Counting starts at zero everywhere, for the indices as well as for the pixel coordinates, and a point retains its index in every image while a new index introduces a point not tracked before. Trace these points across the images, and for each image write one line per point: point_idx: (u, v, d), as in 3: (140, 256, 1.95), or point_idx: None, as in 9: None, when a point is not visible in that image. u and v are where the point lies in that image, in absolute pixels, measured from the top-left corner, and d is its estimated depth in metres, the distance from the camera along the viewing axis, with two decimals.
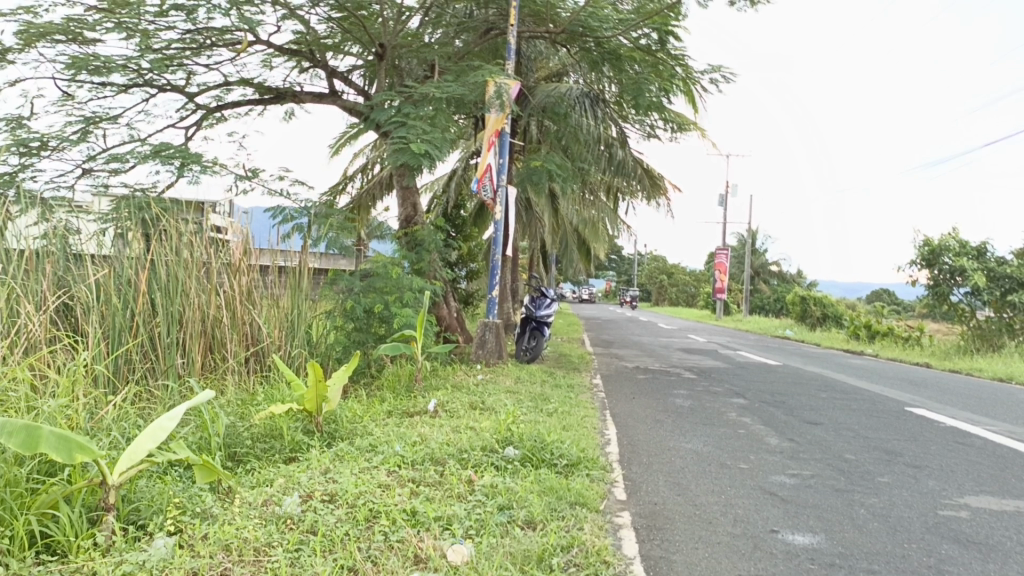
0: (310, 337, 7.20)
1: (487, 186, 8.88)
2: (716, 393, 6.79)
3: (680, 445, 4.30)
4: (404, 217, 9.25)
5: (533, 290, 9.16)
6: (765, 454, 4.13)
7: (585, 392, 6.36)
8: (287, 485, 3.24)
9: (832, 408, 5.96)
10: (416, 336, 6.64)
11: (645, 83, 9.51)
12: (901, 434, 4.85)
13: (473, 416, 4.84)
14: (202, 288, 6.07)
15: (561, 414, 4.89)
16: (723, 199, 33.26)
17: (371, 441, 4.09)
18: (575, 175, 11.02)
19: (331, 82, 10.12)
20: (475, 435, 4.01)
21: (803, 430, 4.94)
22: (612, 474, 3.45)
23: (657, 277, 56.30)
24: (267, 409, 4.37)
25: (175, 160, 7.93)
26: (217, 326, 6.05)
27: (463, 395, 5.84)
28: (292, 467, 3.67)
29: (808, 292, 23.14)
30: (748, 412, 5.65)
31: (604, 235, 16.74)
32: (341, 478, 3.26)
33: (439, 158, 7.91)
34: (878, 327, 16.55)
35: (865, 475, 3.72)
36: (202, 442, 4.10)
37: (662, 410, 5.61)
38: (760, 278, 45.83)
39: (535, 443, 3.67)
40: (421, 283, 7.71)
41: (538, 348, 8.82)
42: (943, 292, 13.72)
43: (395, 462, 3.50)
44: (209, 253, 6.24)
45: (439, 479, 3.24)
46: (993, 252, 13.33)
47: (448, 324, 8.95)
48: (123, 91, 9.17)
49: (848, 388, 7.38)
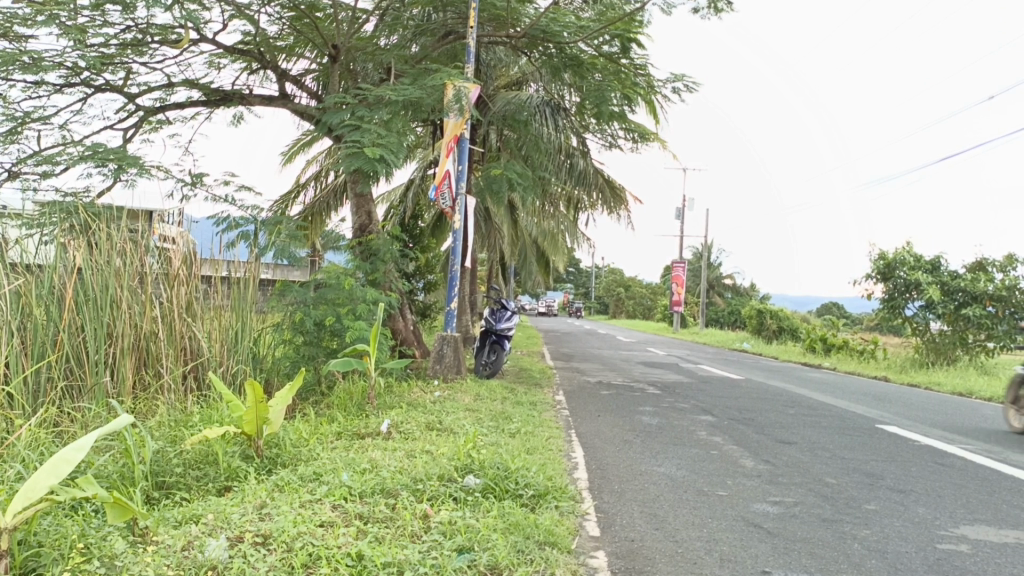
0: (257, 350, 6.70)
1: (444, 194, 8.55)
2: (683, 409, 6.55)
3: (652, 469, 4.01)
4: (358, 225, 8.85)
5: (494, 302, 8.79)
6: (743, 479, 3.87)
7: (548, 409, 6.05)
8: (213, 524, 2.85)
9: (803, 426, 5.75)
10: (370, 352, 6.23)
11: (608, 90, 9.29)
12: (878, 455, 4.65)
13: (429, 438, 4.48)
14: (136, 299, 5.62)
15: (523, 436, 4.57)
16: (680, 212, 33.48)
17: (315, 468, 3.70)
18: (535, 185, 10.72)
19: (282, 84, 9.70)
20: (433, 461, 3.66)
21: (778, 450, 4.70)
22: (582, 506, 3.13)
23: (614, 290, 56.49)
24: (201, 433, 3.93)
25: (111, 163, 7.42)
26: (152, 341, 5.58)
27: (419, 414, 5.47)
28: (222, 500, 3.28)
29: (765, 306, 23.23)
30: (719, 431, 5.40)
31: (564, 247, 16.54)
32: (276, 515, 2.87)
33: (395, 164, 7.56)
34: (834, 340, 16.65)
35: (851, 502, 3.49)
36: (123, 472, 3.68)
37: (629, 430, 5.32)
38: (715, 290, 46.28)
39: (498, 471, 3.34)
40: (375, 294, 7.31)
41: (498, 362, 8.51)
42: (898, 306, 13.82)
43: (341, 495, 3.12)
44: (143, 262, 5.74)
45: (391, 515, 2.88)
46: (946, 266, 13.48)
47: (404, 337, 8.55)
48: (58, 90, 8.61)
49: (814, 404, 7.21)
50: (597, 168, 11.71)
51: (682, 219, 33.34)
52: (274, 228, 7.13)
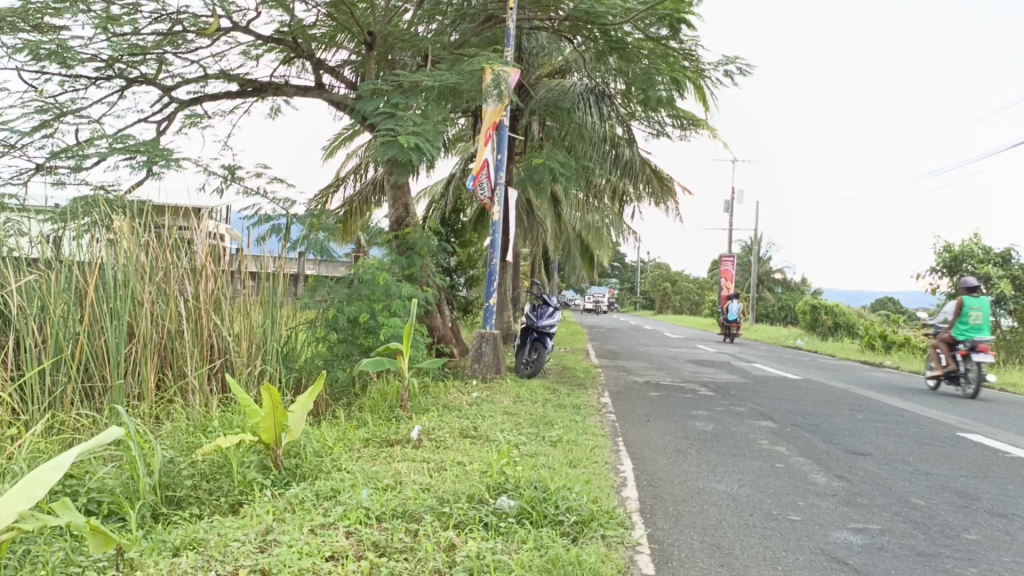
0: (285, 348, 6.40)
1: (483, 184, 8.23)
2: (740, 414, 6.05)
3: (711, 486, 3.56)
4: (395, 219, 8.51)
5: (535, 297, 8.39)
6: (816, 499, 3.38)
7: (593, 413, 5.62)
8: (203, 560, 2.53)
9: (875, 434, 5.21)
10: (403, 351, 5.84)
11: (656, 74, 8.76)
12: (967, 469, 4.10)
13: (463, 447, 4.11)
14: (161, 296, 5.36)
15: (565, 445, 4.16)
16: (728, 205, 32.55)
17: (333, 483, 3.35)
18: (579, 175, 10.25)
19: (318, 75, 9.43)
20: (463, 477, 3.27)
21: (851, 464, 4.19)
22: (633, 535, 2.71)
23: (660, 285, 55.64)
24: (213, 442, 3.64)
25: (140, 155, 7.23)
26: (175, 340, 5.32)
27: (454, 419, 5.10)
28: (225, 523, 2.96)
29: (819, 301, 22.29)
30: (782, 440, 4.90)
31: (609, 241, 16.03)
32: (275, 551, 2.50)
33: (431, 153, 7.19)
34: (894, 337, 15.79)
35: (947, 529, 2.98)
36: (128, 484, 3.47)
37: (683, 438, 4.86)
38: (764, 285, 45.12)
39: (536, 491, 2.93)
40: (411, 290, 6.94)
41: (540, 361, 8.09)
42: (965, 301, 12.96)
43: (357, 519, 2.77)
44: (168, 259, 5.45)
45: (411, 545, 2.52)
46: (1018, 259, 12.60)
47: (442, 335, 8.19)
48: (93, 83, 8.49)
49: (883, 408, 6.62)
50: (644, 158, 11.26)
51: (731, 211, 32.41)
52: (314, 223, 6.57)
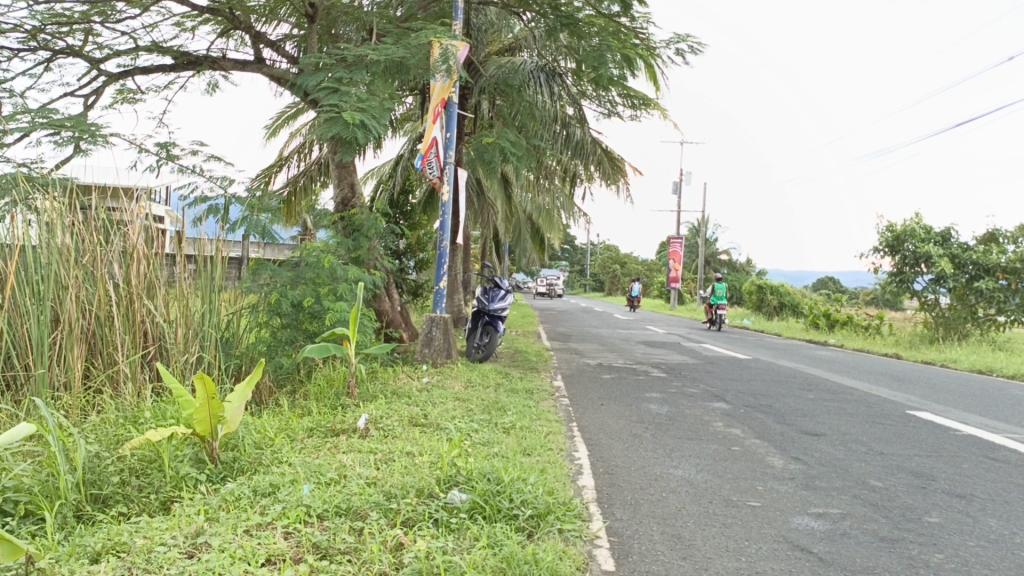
0: (226, 333, 6.05)
1: (432, 164, 7.98)
2: (693, 395, 6.01)
3: (669, 472, 3.46)
4: (340, 199, 8.21)
5: (486, 280, 8.21)
6: (774, 484, 3.31)
7: (546, 398, 5.49)
8: (120, 569, 2.29)
9: (827, 413, 5.21)
10: (350, 337, 5.59)
11: (607, 51, 8.56)
12: (920, 449, 4.10)
13: (413, 437, 3.94)
14: (87, 280, 5.01)
15: (519, 432, 4.01)
16: (676, 186, 32.79)
17: (272, 479, 3.13)
18: (529, 155, 10.07)
19: (258, 48, 9.02)
20: (412, 470, 3.09)
21: (807, 445, 4.15)
22: (590, 528, 2.58)
23: (610, 267, 56.06)
24: (143, 435, 3.40)
25: (66, 131, 6.77)
26: (103, 327, 4.99)
27: (403, 406, 4.90)
28: (152, 525, 2.72)
29: (765, 281, 22.63)
30: (736, 421, 4.86)
31: (559, 223, 15.93)
32: (201, 559, 2.27)
33: (378, 130, 6.90)
34: (838, 316, 16.14)
35: (908, 512, 2.94)
36: (46, 483, 3.19)
37: (638, 422, 4.77)
38: (711, 266, 45.81)
39: (489, 483, 2.77)
40: (358, 273, 6.68)
41: (491, 345, 7.93)
42: (906, 280, 13.25)
43: (297, 518, 2.56)
44: (95, 239, 5.09)
45: (355, 546, 2.34)
46: (957, 238, 12.91)
47: (390, 319, 7.95)
48: (15, 54, 7.94)
49: (833, 386, 6.66)
50: (596, 138, 11.14)
51: (679, 192, 32.65)
52: (252, 204, 6.33)
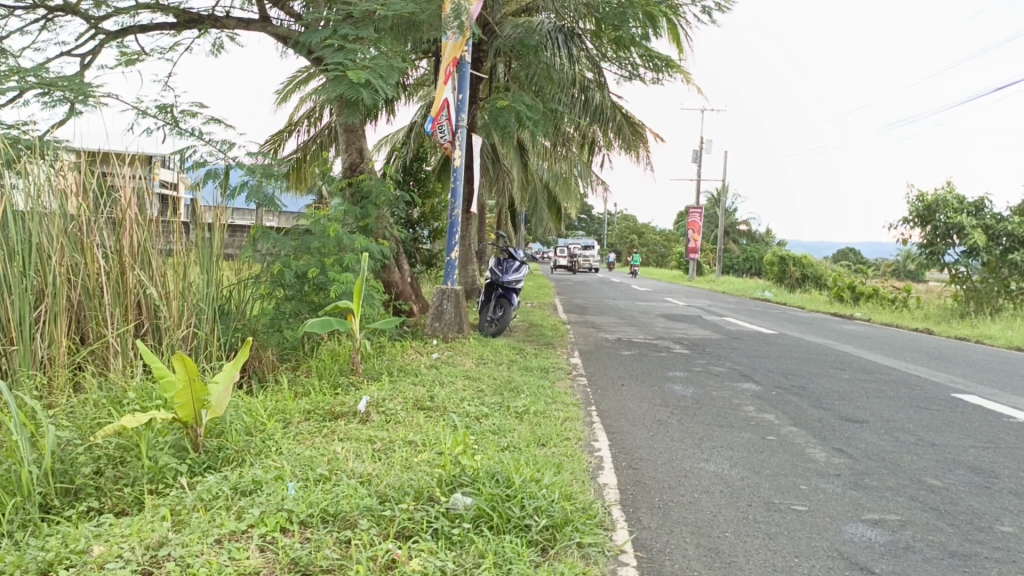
0: (226, 305, 5.70)
1: (443, 127, 7.53)
2: (720, 375, 5.64)
3: (700, 467, 3.10)
4: (348, 164, 7.77)
5: (500, 251, 7.80)
6: (820, 482, 2.93)
7: (562, 377, 5.15)
8: None
9: (866, 396, 4.82)
10: (353, 311, 5.22)
11: (631, 10, 7.99)
12: (975, 440, 3.71)
13: (417, 424, 3.60)
14: (74, 248, 4.65)
15: (533, 419, 3.67)
16: (696, 155, 32.04)
17: (256, 473, 2.80)
18: (546, 120, 9.56)
19: (262, 5, 8.56)
20: (411, 467, 2.75)
21: (850, 435, 3.76)
22: (614, 541, 2.23)
23: (628, 238, 55.41)
24: (118, 422, 3.08)
25: (59, 91, 6.36)
26: (91, 299, 4.67)
27: (408, 386, 4.57)
28: (115, 530, 2.38)
29: (788, 253, 22.07)
30: (769, 405, 4.50)
31: (577, 193, 15.47)
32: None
33: (384, 92, 6.45)
34: (863, 288, 15.61)
35: (978, 520, 2.56)
36: (8, 475, 2.86)
37: (662, 405, 4.41)
38: (730, 237, 45.09)
39: (498, 487, 2.42)
40: (365, 242, 6.29)
41: (505, 319, 7.56)
42: (937, 252, 12.69)
43: (276, 525, 2.25)
44: (84, 203, 4.72)
45: (339, 564, 2.01)
46: (991, 208, 12.32)
47: (400, 291, 7.59)
48: (9, 10, 7.53)
49: (868, 366, 6.24)
50: (616, 103, 10.66)
51: (699, 161, 31.89)
52: (255, 167, 5.65)
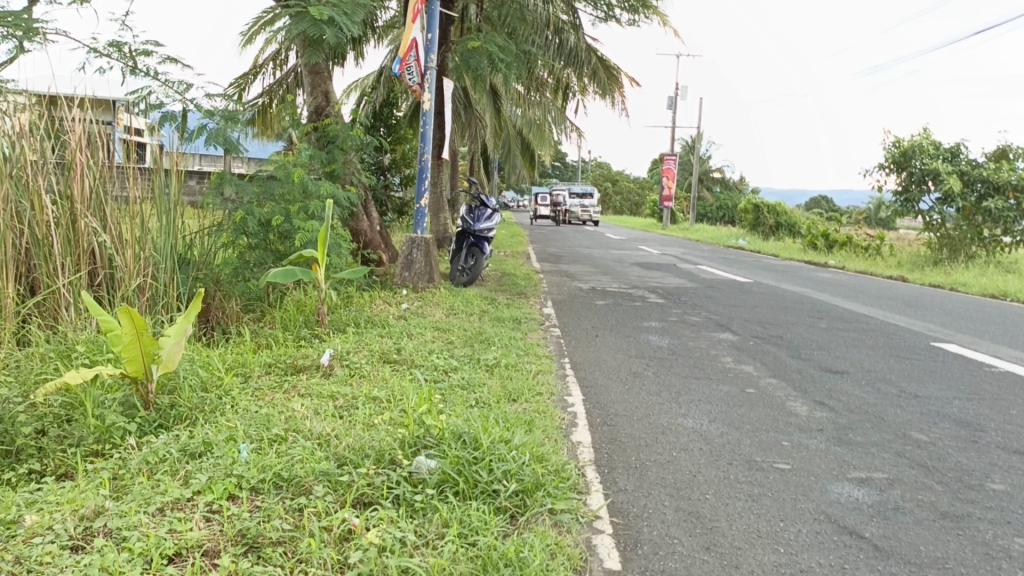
0: (185, 254, 5.40)
1: (411, 68, 7.16)
2: (696, 325, 5.52)
3: (679, 423, 2.97)
4: (313, 107, 7.40)
5: (472, 198, 7.55)
6: (801, 438, 2.82)
7: (535, 329, 4.98)
8: None
9: (845, 347, 4.73)
10: (319, 260, 4.97)
11: None
12: (958, 390, 3.62)
13: (381, 379, 3.42)
14: (18, 192, 4.33)
15: (504, 372, 3.52)
16: (671, 101, 31.61)
17: (207, 434, 2.60)
18: (521, 63, 9.16)
19: None
20: (374, 426, 2.57)
21: (831, 386, 3.67)
22: (588, 506, 2.09)
23: (602, 186, 55.10)
24: (61, 378, 2.85)
25: None
26: (39, 247, 4.37)
27: (374, 338, 4.38)
28: (51, 497, 2.17)
29: (762, 201, 21.99)
30: (747, 356, 4.39)
31: (551, 139, 15.15)
32: (85, 558, 1.73)
33: (350, 30, 6.07)
34: (837, 236, 15.60)
35: (967, 477, 2.46)
36: None
37: (637, 357, 4.28)
38: (705, 185, 44.98)
39: (465, 448, 2.26)
40: (332, 189, 6.00)
41: (478, 268, 7.37)
42: (912, 199, 12.64)
43: (224, 493, 2.06)
44: (28, 145, 4.38)
45: (291, 535, 1.84)
46: (966, 154, 12.25)
47: (368, 240, 7.33)
48: None
49: (845, 314, 6.17)
50: (592, 45, 10.31)
51: (674, 107, 31.49)
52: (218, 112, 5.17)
